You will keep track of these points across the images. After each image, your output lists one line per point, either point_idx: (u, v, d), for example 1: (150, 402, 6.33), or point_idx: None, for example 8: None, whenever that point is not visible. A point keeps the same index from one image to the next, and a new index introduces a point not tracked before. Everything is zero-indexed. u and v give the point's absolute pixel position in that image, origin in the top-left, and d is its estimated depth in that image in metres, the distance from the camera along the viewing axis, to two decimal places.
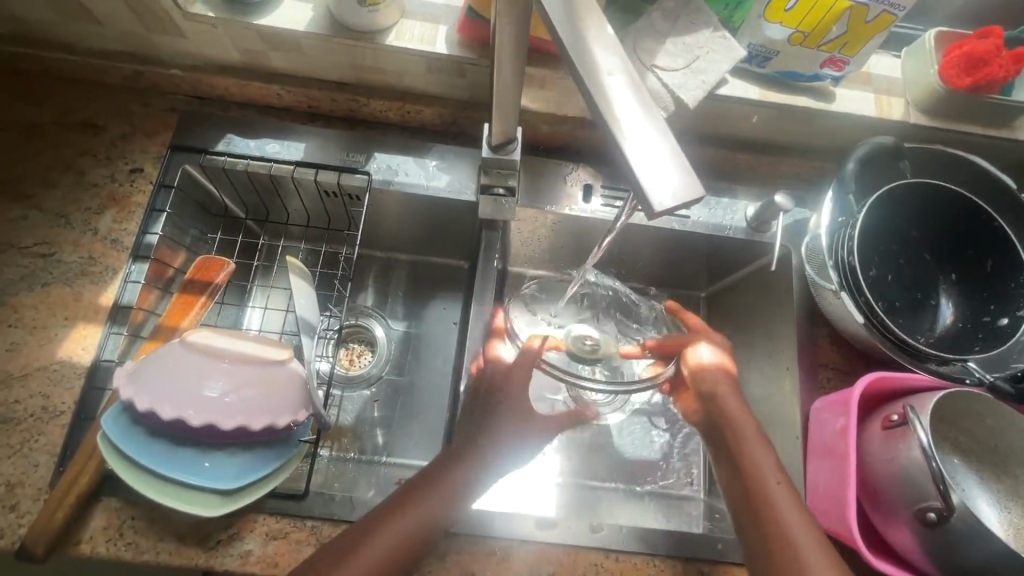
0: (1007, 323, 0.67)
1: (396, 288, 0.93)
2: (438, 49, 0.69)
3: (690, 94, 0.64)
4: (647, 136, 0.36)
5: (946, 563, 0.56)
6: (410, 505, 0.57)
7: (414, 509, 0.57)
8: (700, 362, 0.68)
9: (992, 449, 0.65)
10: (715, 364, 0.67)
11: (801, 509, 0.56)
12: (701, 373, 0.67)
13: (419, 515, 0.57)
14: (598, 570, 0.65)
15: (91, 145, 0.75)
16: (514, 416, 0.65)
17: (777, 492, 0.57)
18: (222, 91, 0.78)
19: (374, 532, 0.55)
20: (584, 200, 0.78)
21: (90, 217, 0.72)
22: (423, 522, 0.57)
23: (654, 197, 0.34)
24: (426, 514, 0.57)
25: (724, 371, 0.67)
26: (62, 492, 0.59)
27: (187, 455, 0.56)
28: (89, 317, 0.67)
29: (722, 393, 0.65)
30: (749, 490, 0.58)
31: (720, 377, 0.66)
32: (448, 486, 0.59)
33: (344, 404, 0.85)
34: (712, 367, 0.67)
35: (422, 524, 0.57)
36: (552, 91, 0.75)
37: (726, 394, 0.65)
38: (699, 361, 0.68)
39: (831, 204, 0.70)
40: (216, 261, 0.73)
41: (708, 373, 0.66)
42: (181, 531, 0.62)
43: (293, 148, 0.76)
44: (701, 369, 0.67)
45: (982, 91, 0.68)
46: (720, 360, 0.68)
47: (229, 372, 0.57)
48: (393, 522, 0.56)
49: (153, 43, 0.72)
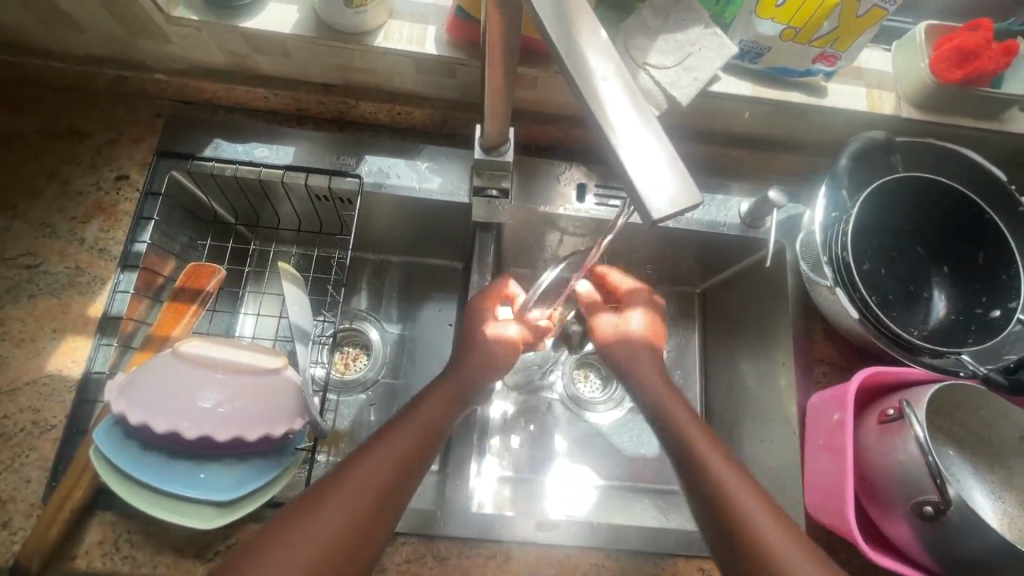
0: (999, 314, 0.67)
1: (390, 290, 0.92)
2: (427, 50, 0.68)
3: (682, 92, 0.61)
4: (642, 141, 0.35)
5: (944, 555, 0.57)
6: (387, 438, 0.55)
7: (400, 433, 0.55)
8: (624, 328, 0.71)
9: (986, 440, 0.65)
10: (639, 332, 0.70)
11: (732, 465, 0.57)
12: (623, 340, 0.70)
13: (407, 438, 0.55)
14: (599, 570, 0.65)
15: (75, 152, 0.73)
16: (471, 371, 0.64)
17: (706, 454, 0.58)
18: (208, 95, 0.76)
19: (356, 465, 0.51)
20: (578, 199, 0.77)
21: (76, 227, 0.70)
22: (406, 451, 0.54)
23: (652, 204, 0.34)
24: (407, 444, 0.55)
25: (643, 338, 0.70)
26: (56, 508, 0.58)
27: (181, 467, 0.55)
28: (78, 328, 0.66)
29: (641, 362, 0.68)
30: (714, 491, 0.55)
31: (638, 342, 0.70)
32: (422, 422, 0.57)
33: (340, 408, 0.84)
34: (633, 333, 0.70)
35: (405, 453, 0.54)
36: (544, 90, 0.74)
37: (643, 359, 0.69)
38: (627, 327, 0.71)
39: (824, 200, 0.70)
40: (207, 268, 0.72)
41: (627, 338, 0.70)
42: (178, 543, 0.61)
43: (282, 152, 0.75)
44: (621, 335, 0.70)
45: (972, 85, 0.68)
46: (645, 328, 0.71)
47: (223, 383, 0.56)
48: (375, 452, 0.53)
49: (136, 47, 0.71)
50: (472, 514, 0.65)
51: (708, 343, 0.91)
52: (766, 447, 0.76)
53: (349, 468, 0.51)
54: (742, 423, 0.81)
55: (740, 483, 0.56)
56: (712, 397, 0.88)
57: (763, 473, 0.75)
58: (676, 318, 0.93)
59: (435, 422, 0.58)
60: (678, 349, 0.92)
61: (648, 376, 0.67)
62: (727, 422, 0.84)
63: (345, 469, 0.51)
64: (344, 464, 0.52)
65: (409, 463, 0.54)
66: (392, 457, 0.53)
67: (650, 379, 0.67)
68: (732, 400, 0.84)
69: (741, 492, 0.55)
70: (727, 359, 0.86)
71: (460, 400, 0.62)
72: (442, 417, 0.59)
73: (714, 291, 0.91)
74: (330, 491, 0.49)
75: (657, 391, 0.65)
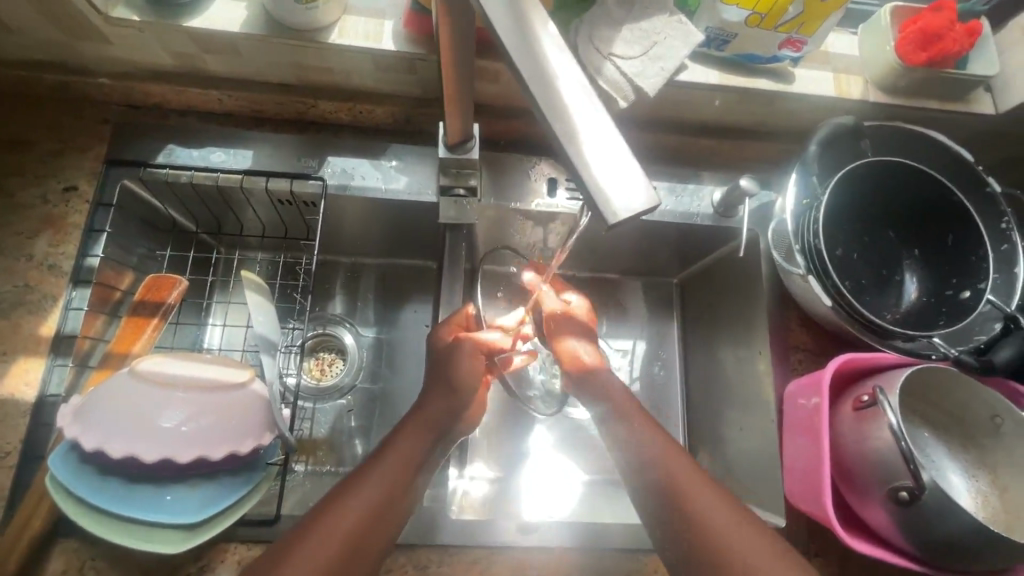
0: (969, 296, 0.67)
1: (364, 293, 0.90)
2: (385, 46, 0.65)
3: (648, 82, 0.62)
4: (599, 140, 0.34)
5: (920, 538, 0.57)
6: (376, 461, 0.54)
7: (382, 467, 0.53)
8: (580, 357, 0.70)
9: (959, 420, 0.66)
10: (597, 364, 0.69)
11: (694, 471, 0.56)
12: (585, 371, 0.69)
13: (386, 473, 0.53)
14: (583, 571, 0.64)
15: (18, 164, 0.69)
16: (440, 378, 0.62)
17: (670, 460, 0.56)
18: (159, 99, 0.73)
19: (343, 495, 0.51)
20: (549, 193, 0.76)
21: (23, 243, 0.67)
22: (395, 475, 0.53)
23: (611, 206, 0.33)
24: (396, 468, 0.54)
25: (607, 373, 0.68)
26: (12, 539, 0.56)
27: (146, 491, 0.53)
28: (30, 349, 0.63)
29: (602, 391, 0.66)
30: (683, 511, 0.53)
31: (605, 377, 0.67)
32: (410, 441, 0.56)
33: (316, 416, 0.82)
34: (589, 361, 0.69)
35: (387, 488, 0.52)
36: (508, 84, 0.72)
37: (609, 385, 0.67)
38: (582, 359, 0.69)
39: (795, 186, 0.69)
40: (167, 279, 0.69)
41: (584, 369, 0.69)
42: (149, 566, 0.59)
43: (240, 156, 0.72)
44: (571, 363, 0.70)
45: (938, 67, 0.68)
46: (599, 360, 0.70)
47: (185, 402, 0.54)
48: (374, 471, 0.53)
49: (75, 50, 0.67)
50: (452, 521, 0.64)
51: (687, 334, 0.91)
52: (746, 436, 0.76)
53: (336, 498, 0.50)
54: (722, 412, 0.81)
55: (714, 507, 0.52)
56: (693, 387, 0.88)
57: (744, 461, 0.75)
58: (654, 310, 0.93)
59: (415, 451, 0.56)
60: (658, 340, 0.92)
61: (630, 414, 0.62)
62: (708, 413, 0.84)
63: (333, 498, 0.51)
64: (333, 493, 0.51)
65: (399, 488, 0.53)
66: (381, 481, 0.52)
67: (631, 416, 0.62)
68: (712, 390, 0.84)
69: (710, 506, 0.53)
70: (706, 350, 0.86)
71: (439, 417, 0.59)
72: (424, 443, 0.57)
73: (692, 280, 0.91)
74: (317, 522, 0.48)
75: (638, 433, 0.60)
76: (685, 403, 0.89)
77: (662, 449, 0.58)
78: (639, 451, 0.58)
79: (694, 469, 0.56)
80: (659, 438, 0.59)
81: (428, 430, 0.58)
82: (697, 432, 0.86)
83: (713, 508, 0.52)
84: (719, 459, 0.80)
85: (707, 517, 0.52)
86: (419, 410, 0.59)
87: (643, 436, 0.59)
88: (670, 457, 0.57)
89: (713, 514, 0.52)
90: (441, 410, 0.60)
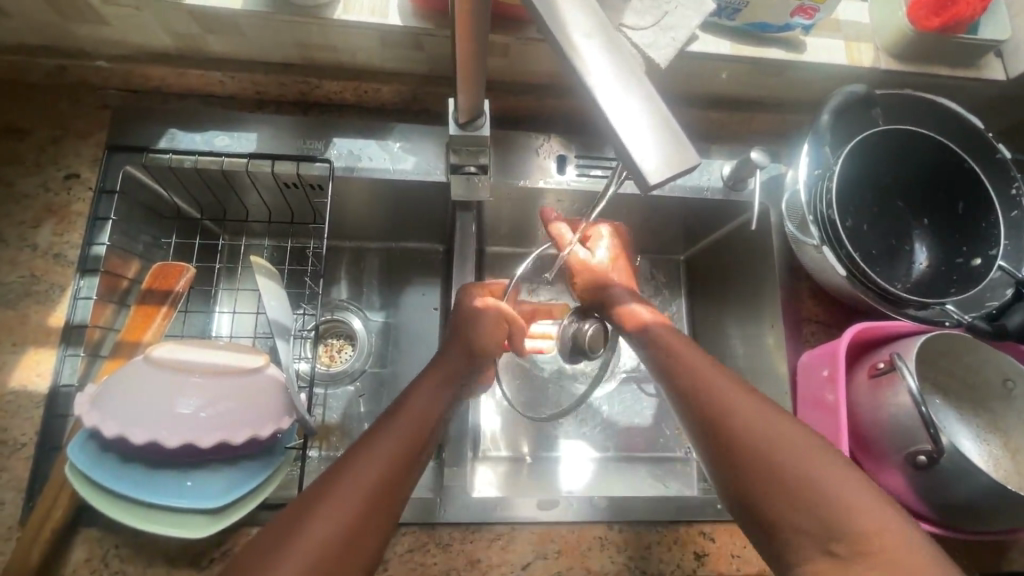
0: (979, 263, 0.67)
1: (370, 277, 0.89)
2: (390, 21, 0.64)
3: (660, 52, 0.60)
4: (633, 101, 0.34)
5: (935, 500, 0.58)
6: (365, 446, 0.48)
7: (397, 425, 0.51)
8: (641, 315, 0.63)
9: (971, 385, 0.67)
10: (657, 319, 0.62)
11: (721, 370, 0.53)
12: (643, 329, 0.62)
13: (401, 431, 0.50)
14: (603, 543, 0.65)
15: (17, 152, 0.68)
16: (456, 353, 0.61)
17: (705, 374, 0.53)
18: (158, 82, 0.71)
19: (329, 492, 0.44)
20: (558, 171, 0.75)
21: (26, 232, 0.66)
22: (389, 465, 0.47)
23: (649, 167, 0.33)
24: (409, 429, 0.51)
25: (649, 325, 0.61)
26: (33, 530, 0.55)
27: (168, 477, 0.52)
28: (40, 340, 0.62)
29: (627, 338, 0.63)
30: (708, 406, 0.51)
31: (655, 328, 0.60)
32: (410, 420, 0.52)
33: (328, 402, 0.82)
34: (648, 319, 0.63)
35: (402, 444, 0.49)
36: (516, 60, 0.71)
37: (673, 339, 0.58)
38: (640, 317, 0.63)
39: (807, 158, 0.69)
40: (175, 267, 0.68)
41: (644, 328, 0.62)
42: (171, 553, 0.59)
43: (244, 139, 0.71)
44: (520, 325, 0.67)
45: (950, 32, 0.68)
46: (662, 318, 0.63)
47: (203, 387, 0.54)
48: (388, 432, 0.50)
49: (71, 33, 0.65)
50: (472, 499, 0.64)
51: (696, 310, 0.91)
52: None
53: (322, 495, 0.44)
54: None
55: (742, 400, 0.50)
56: None
57: None
58: (661, 287, 0.93)
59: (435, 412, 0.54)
60: (668, 318, 0.92)
61: (709, 382, 0.52)
62: None
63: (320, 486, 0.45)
64: (318, 484, 0.45)
65: (393, 482, 0.47)
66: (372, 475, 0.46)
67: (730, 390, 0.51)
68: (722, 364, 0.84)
69: (738, 398, 0.50)
70: (715, 324, 0.87)
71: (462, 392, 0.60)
72: (435, 403, 0.55)
73: (699, 256, 0.91)
74: (335, 486, 0.44)
75: (747, 417, 0.49)
76: None
77: (784, 431, 0.47)
78: (697, 400, 0.52)
79: (728, 377, 0.53)
80: (704, 364, 0.54)
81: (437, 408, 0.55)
82: None
83: (746, 408, 0.49)
84: None
85: (740, 415, 0.49)
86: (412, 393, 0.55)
87: (744, 411, 0.49)
88: (701, 365, 0.54)
89: (746, 412, 0.49)
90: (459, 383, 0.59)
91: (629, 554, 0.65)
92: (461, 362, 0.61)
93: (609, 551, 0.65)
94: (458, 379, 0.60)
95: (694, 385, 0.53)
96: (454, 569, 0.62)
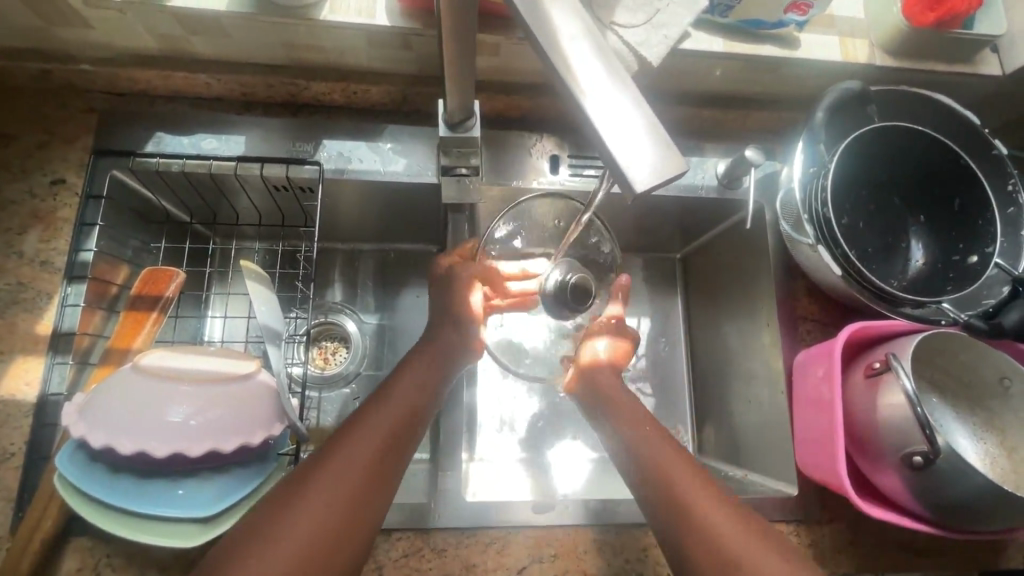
0: (976, 260, 0.67)
1: (363, 280, 0.88)
2: (378, 21, 0.63)
3: (653, 50, 0.60)
4: (619, 105, 0.33)
5: (932, 500, 0.58)
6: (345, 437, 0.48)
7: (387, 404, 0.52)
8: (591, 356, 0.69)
9: (968, 383, 0.66)
10: (607, 359, 0.69)
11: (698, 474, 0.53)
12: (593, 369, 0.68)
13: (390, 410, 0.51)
14: (599, 545, 0.65)
15: (2, 158, 0.67)
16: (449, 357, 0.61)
17: (675, 472, 0.53)
18: (144, 85, 0.70)
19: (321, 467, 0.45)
20: (551, 171, 0.75)
21: (13, 239, 0.65)
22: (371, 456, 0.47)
23: (634, 175, 0.32)
24: (399, 407, 0.52)
25: (599, 367, 0.68)
26: (23, 541, 0.55)
27: (158, 487, 0.52)
28: (27, 348, 0.61)
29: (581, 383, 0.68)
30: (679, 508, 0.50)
31: (600, 371, 0.67)
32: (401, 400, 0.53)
33: (323, 405, 0.81)
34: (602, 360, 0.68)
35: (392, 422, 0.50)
36: (507, 59, 0.70)
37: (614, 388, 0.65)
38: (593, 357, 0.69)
39: (802, 155, 0.68)
40: (164, 272, 0.67)
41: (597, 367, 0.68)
42: (164, 562, 0.59)
43: (233, 142, 0.70)
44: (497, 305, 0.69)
45: (946, 27, 0.67)
46: (613, 356, 0.69)
47: (192, 396, 0.53)
48: (378, 411, 0.51)
49: (53, 36, 0.64)
50: (467, 503, 0.64)
51: (692, 309, 0.91)
52: (753, 408, 0.76)
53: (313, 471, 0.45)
54: (728, 384, 0.81)
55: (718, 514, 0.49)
56: (699, 362, 0.88)
57: (753, 431, 0.76)
58: (657, 286, 0.93)
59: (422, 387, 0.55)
60: (663, 317, 0.92)
61: (681, 476, 0.52)
62: (715, 386, 0.84)
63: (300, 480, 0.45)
64: (297, 476, 0.45)
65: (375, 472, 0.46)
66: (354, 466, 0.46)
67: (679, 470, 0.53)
68: (718, 363, 0.84)
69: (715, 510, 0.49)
70: (711, 323, 0.86)
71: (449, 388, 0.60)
72: (426, 382, 0.56)
73: (694, 255, 0.90)
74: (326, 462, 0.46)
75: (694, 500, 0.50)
76: (692, 377, 0.89)
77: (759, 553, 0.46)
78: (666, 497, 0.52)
79: (704, 484, 0.52)
80: (681, 467, 0.53)
81: (420, 396, 0.54)
82: (704, 406, 0.86)
83: (722, 521, 0.49)
84: (726, 431, 0.81)
85: (715, 529, 0.48)
86: (392, 383, 0.55)
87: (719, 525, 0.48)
88: (676, 465, 0.53)
89: (721, 528, 0.48)
90: (446, 377, 0.58)
91: (624, 556, 0.65)
92: (453, 362, 0.60)
93: (605, 553, 0.65)
94: (448, 360, 0.60)
95: (665, 482, 0.52)
96: (449, 574, 0.62)
